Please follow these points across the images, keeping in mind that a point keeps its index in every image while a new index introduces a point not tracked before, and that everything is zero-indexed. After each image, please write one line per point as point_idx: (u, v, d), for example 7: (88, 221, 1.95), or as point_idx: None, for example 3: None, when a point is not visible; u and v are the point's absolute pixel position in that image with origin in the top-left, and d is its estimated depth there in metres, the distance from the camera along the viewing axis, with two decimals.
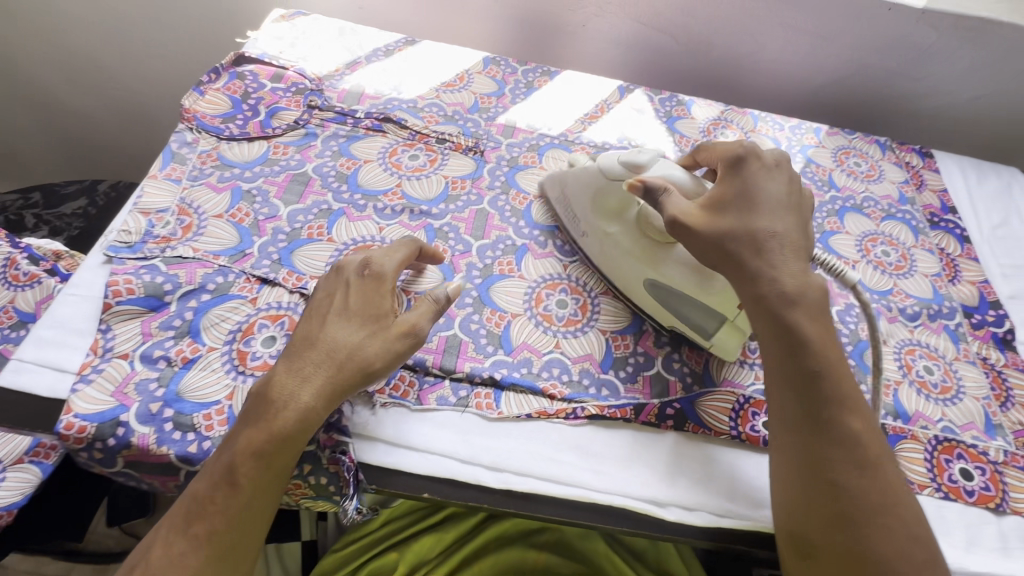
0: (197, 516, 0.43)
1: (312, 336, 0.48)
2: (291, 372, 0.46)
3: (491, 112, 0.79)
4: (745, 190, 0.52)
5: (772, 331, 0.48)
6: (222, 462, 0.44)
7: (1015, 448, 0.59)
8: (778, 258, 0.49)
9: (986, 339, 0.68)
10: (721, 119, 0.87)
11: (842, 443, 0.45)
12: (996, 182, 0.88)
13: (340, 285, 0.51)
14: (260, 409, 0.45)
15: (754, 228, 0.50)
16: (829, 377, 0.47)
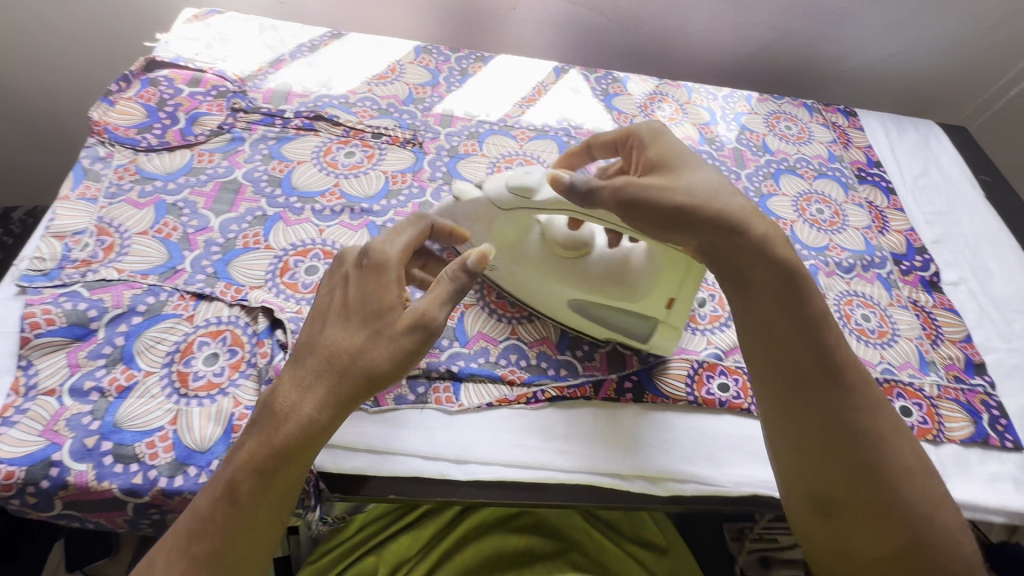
0: (202, 536, 0.40)
1: (315, 342, 0.44)
2: (292, 381, 0.43)
3: (427, 102, 0.77)
4: (652, 161, 0.49)
5: (783, 292, 0.47)
6: (228, 478, 0.41)
7: (947, 382, 0.64)
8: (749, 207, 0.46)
9: (916, 283, 0.73)
10: (656, 93, 0.88)
11: (858, 397, 0.48)
12: (915, 135, 0.93)
13: (341, 284, 0.46)
14: (265, 422, 0.42)
15: (714, 178, 0.47)
16: (835, 334, 0.48)
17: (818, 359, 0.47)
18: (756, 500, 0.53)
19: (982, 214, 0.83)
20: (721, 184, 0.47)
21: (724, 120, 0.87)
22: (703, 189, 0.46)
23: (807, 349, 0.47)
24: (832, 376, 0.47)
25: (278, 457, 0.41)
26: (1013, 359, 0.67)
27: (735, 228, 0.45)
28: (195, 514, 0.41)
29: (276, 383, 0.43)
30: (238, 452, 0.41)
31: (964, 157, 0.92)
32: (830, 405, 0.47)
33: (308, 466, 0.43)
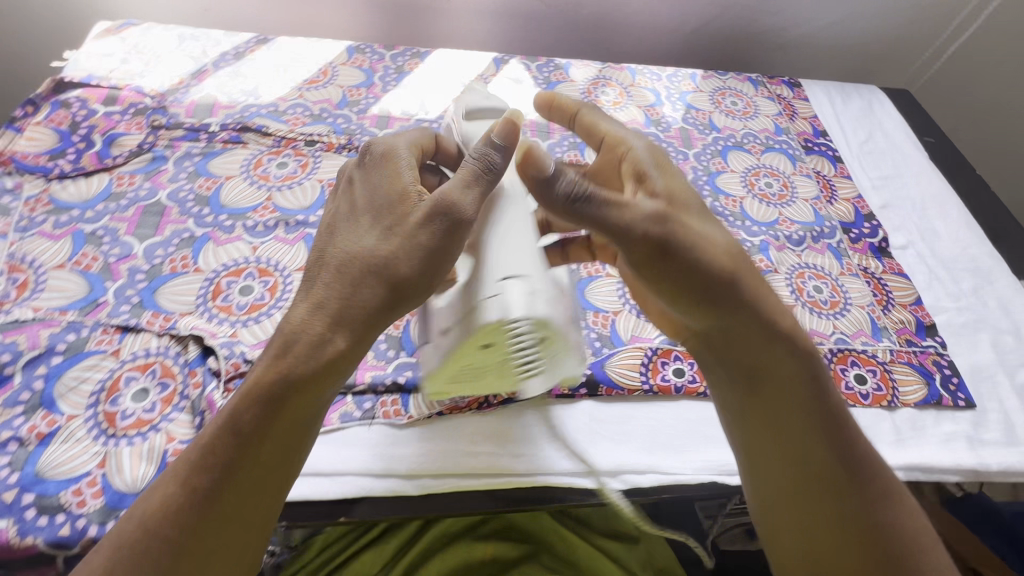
0: (204, 465, 0.39)
1: (324, 251, 0.43)
2: (301, 302, 0.42)
3: (362, 104, 0.75)
4: (659, 190, 0.46)
5: (785, 374, 0.46)
6: (238, 405, 0.40)
7: (899, 346, 0.64)
8: (759, 286, 0.47)
9: (865, 250, 0.73)
10: (600, 78, 0.86)
11: (866, 479, 0.43)
12: (859, 101, 0.94)
13: (350, 190, 0.46)
14: (276, 347, 0.42)
15: (722, 244, 0.46)
16: (845, 417, 0.46)
17: (825, 441, 0.45)
18: (719, 487, 0.53)
19: (927, 175, 0.84)
20: (737, 253, 0.47)
21: (669, 100, 0.86)
22: (729, 253, 0.46)
23: (820, 439, 0.45)
24: (846, 465, 0.44)
25: (290, 383, 0.41)
26: (962, 318, 0.68)
27: (744, 301, 0.46)
28: (199, 443, 0.40)
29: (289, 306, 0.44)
30: (249, 381, 0.41)
31: (907, 120, 0.93)
32: (848, 500, 0.43)
33: (315, 406, 0.43)
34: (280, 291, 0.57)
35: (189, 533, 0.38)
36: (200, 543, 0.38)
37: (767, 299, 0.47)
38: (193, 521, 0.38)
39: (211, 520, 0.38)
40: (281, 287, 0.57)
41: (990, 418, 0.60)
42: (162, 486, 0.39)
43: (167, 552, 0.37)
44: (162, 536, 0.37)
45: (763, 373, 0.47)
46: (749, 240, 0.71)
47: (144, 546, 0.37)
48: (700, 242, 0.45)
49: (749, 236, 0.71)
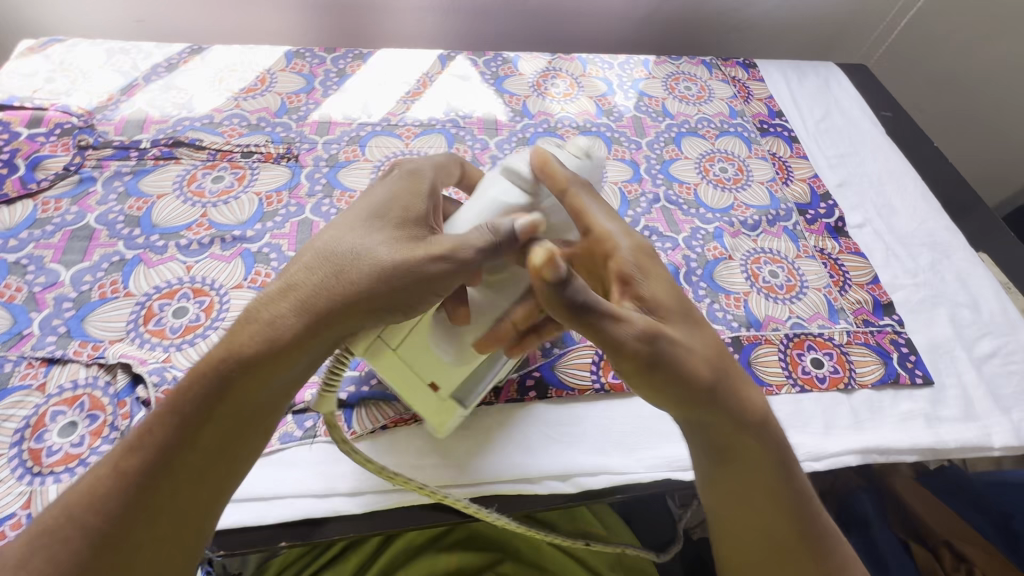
0: (137, 451, 0.39)
1: (322, 243, 0.44)
2: (275, 290, 0.43)
3: (302, 111, 0.72)
4: (644, 297, 0.46)
5: (762, 464, 0.46)
6: (180, 392, 0.40)
7: (856, 327, 0.64)
8: (743, 384, 0.46)
9: (821, 231, 0.72)
10: (550, 70, 0.85)
11: (816, 551, 0.46)
12: (815, 79, 0.93)
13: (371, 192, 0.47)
14: (231, 333, 0.42)
15: (706, 347, 0.45)
16: (807, 496, 0.47)
17: (787, 523, 0.46)
18: (674, 484, 0.52)
19: (885, 151, 0.83)
20: (721, 354, 0.47)
21: (621, 88, 0.85)
22: (711, 362, 0.45)
23: (787, 519, 0.46)
24: (808, 540, 0.46)
25: (233, 372, 0.40)
26: (920, 294, 0.68)
27: (728, 398, 0.45)
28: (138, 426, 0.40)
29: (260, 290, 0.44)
30: (195, 369, 0.41)
31: (864, 96, 0.92)
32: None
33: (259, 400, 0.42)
34: (216, 310, 0.55)
35: (112, 523, 0.38)
36: (122, 533, 0.38)
37: (750, 395, 0.46)
38: (120, 509, 0.38)
39: (139, 508, 0.38)
40: (217, 306, 0.55)
41: (948, 394, 0.60)
42: (95, 470, 0.39)
43: (89, 540, 0.37)
44: (86, 525, 0.37)
45: (744, 462, 0.46)
46: (703, 227, 0.70)
47: (67, 533, 0.37)
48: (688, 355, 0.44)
49: (703, 224, 0.70)
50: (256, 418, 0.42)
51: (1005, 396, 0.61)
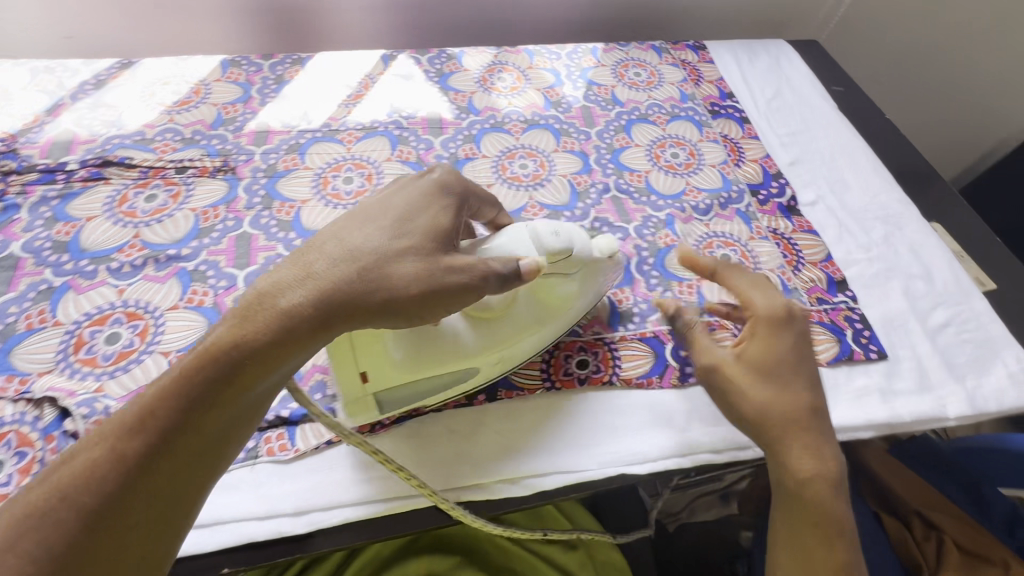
0: (137, 425, 0.34)
1: (344, 232, 0.43)
2: (288, 272, 0.41)
3: (239, 122, 0.70)
4: (751, 351, 0.50)
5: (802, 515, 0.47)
6: (185, 365, 0.36)
7: (810, 306, 0.63)
8: (806, 436, 0.47)
9: (774, 211, 0.71)
10: (495, 64, 0.83)
11: None
12: (766, 58, 0.92)
13: (402, 186, 0.47)
14: (240, 310, 0.39)
15: (779, 402, 0.48)
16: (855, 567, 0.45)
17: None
18: (627, 478, 0.52)
19: (837, 126, 0.83)
20: (804, 411, 0.48)
21: (569, 78, 0.83)
22: (770, 410, 0.48)
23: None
24: None
25: (246, 351, 0.38)
26: (873, 268, 0.68)
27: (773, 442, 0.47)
28: (134, 400, 0.36)
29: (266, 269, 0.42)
30: (203, 343, 0.37)
31: (815, 72, 0.92)
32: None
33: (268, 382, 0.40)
34: (151, 334, 0.53)
35: (110, 505, 0.33)
36: (120, 519, 0.33)
37: (801, 446, 0.47)
38: (119, 491, 0.33)
39: (141, 489, 0.34)
40: (152, 330, 0.53)
41: (903, 366, 0.60)
42: (86, 447, 0.34)
43: (83, 520, 0.32)
44: (82, 506, 0.32)
45: (793, 513, 0.47)
46: (655, 215, 0.69)
47: (57, 515, 0.32)
48: (751, 404, 0.48)
49: (654, 212, 0.69)
50: (266, 400, 0.40)
51: (959, 365, 0.61)
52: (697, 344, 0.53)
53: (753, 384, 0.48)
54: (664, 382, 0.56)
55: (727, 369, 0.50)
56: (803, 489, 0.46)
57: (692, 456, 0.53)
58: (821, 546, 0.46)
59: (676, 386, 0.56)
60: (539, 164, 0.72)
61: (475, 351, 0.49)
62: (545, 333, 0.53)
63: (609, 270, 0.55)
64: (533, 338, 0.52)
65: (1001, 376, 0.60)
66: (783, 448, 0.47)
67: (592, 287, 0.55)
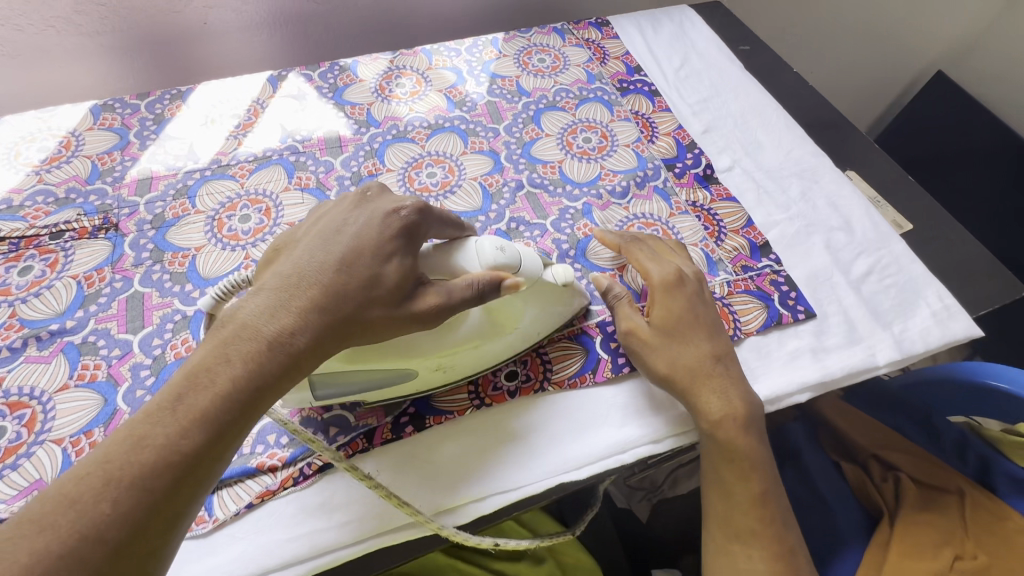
0: (158, 462, 0.32)
1: (326, 277, 0.41)
2: (278, 311, 0.39)
3: (118, 171, 0.65)
4: (659, 313, 0.55)
5: (717, 452, 0.52)
6: (203, 398, 0.35)
7: (736, 275, 0.62)
8: (724, 384, 0.52)
9: (691, 183, 0.70)
10: (392, 70, 0.79)
11: (755, 509, 0.51)
12: (670, 26, 0.90)
13: (375, 224, 0.44)
14: (246, 345, 0.37)
15: (686, 364, 0.52)
16: (760, 481, 0.52)
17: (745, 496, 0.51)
18: (569, 486, 0.50)
19: (745, 87, 0.82)
20: (709, 360, 0.53)
21: (471, 74, 0.80)
22: (684, 366, 0.52)
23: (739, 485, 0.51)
24: (761, 503, 0.51)
25: (262, 384, 0.37)
26: (794, 227, 0.67)
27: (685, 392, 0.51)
28: (140, 435, 0.33)
29: (244, 306, 0.39)
30: (215, 378, 0.35)
31: (719, 34, 0.91)
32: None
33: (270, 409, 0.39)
34: (40, 422, 0.49)
35: (133, 535, 0.31)
36: (145, 549, 0.31)
37: (711, 396, 0.51)
38: (147, 528, 0.31)
39: (161, 515, 0.32)
40: (41, 417, 0.49)
41: (831, 322, 0.60)
42: (101, 488, 0.31)
43: (104, 553, 0.30)
44: (105, 539, 0.30)
45: (713, 455, 0.52)
46: (572, 206, 0.67)
47: (78, 560, 0.29)
48: (659, 364, 0.52)
49: (571, 202, 0.68)
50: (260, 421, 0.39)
51: (884, 312, 0.61)
52: (619, 312, 0.56)
53: (661, 344, 0.53)
54: (598, 377, 0.55)
55: (641, 333, 0.54)
56: (717, 430, 0.51)
57: (631, 451, 0.51)
58: (739, 480, 0.51)
59: (610, 380, 0.55)
60: (448, 170, 0.69)
61: (417, 358, 0.48)
62: (486, 350, 0.52)
63: (563, 297, 0.53)
64: (476, 351, 0.51)
65: (926, 317, 0.61)
66: (696, 403, 0.51)
67: (541, 316, 0.53)
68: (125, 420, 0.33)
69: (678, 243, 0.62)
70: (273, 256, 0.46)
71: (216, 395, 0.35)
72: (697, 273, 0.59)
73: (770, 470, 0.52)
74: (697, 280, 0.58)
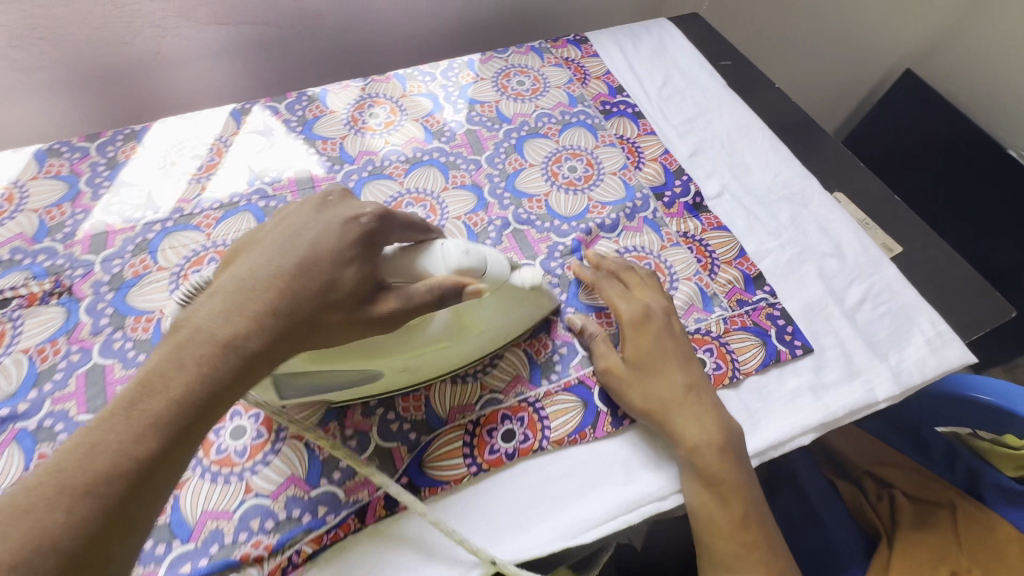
0: (112, 467, 0.32)
1: (282, 280, 0.40)
2: (231, 315, 0.38)
3: (68, 226, 0.60)
4: (631, 353, 0.54)
5: (697, 479, 0.49)
6: (157, 403, 0.34)
7: (732, 311, 0.61)
8: (697, 412, 0.51)
9: (680, 213, 0.69)
10: (364, 99, 0.75)
11: (741, 532, 0.49)
12: (649, 41, 0.88)
13: (334, 230, 0.43)
14: (199, 349, 0.36)
15: (660, 398, 0.51)
16: (743, 504, 0.49)
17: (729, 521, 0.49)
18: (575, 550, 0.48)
19: (729, 106, 0.80)
20: (681, 390, 0.52)
21: (449, 100, 0.77)
22: (646, 403, 0.51)
23: (717, 507, 0.49)
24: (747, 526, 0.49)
25: (218, 387, 0.36)
26: (786, 255, 0.66)
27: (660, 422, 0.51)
28: (94, 443, 0.33)
29: (198, 310, 0.38)
30: (169, 383, 0.35)
31: (700, 49, 0.89)
32: None
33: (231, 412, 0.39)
34: None
35: (86, 544, 0.31)
36: (99, 559, 0.31)
37: (686, 424, 0.50)
38: (103, 534, 0.31)
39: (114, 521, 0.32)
40: None
41: (828, 356, 0.59)
42: (53, 498, 0.31)
43: (58, 562, 0.30)
44: (57, 549, 0.30)
45: (693, 480, 0.49)
46: (560, 242, 0.65)
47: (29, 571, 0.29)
48: (633, 402, 0.51)
49: (560, 238, 0.65)
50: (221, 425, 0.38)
51: (880, 342, 0.61)
52: (595, 350, 0.55)
53: (631, 382, 0.52)
54: (598, 432, 0.53)
55: (613, 372, 0.53)
56: (694, 458, 0.49)
57: (637, 510, 0.49)
58: (719, 505, 0.49)
59: (611, 434, 0.53)
60: (429, 208, 0.66)
61: (384, 356, 0.47)
62: (451, 351, 0.52)
63: (535, 299, 0.53)
64: (441, 353, 0.51)
65: (920, 345, 0.60)
66: (671, 426, 0.50)
67: (513, 319, 0.54)
68: (78, 429, 0.33)
69: (651, 273, 0.60)
70: (230, 258, 0.44)
71: (169, 399, 0.35)
72: (669, 308, 0.57)
73: (753, 493, 0.50)
74: (668, 315, 0.56)
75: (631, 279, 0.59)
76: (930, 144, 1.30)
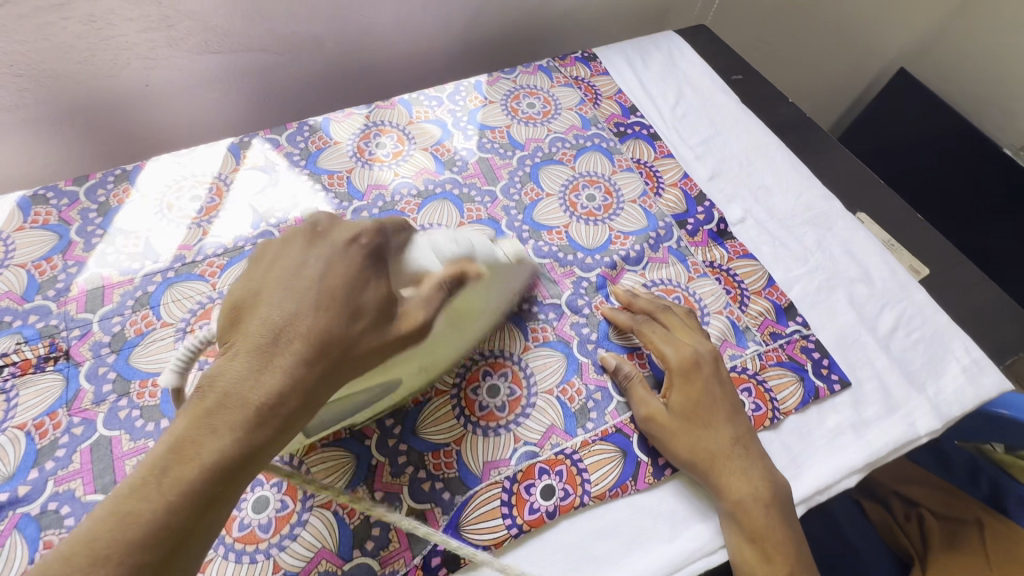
0: (147, 540, 0.30)
1: (305, 326, 0.36)
2: (257, 377, 0.35)
3: (60, 281, 0.56)
4: (677, 402, 0.52)
5: (744, 538, 0.47)
6: (190, 472, 0.32)
7: (766, 346, 0.59)
8: (742, 463, 0.49)
9: (705, 240, 0.66)
10: (370, 127, 0.72)
11: None
12: (659, 56, 0.85)
13: (340, 258, 0.40)
14: (230, 415, 0.34)
15: (708, 450, 0.49)
16: (793, 562, 0.47)
17: None
18: None
19: (745, 124, 0.78)
20: (729, 441, 0.50)
21: (458, 127, 0.73)
22: (694, 452, 0.49)
23: (766, 565, 0.47)
24: None
25: (252, 450, 0.34)
26: (815, 282, 0.65)
27: (707, 474, 0.49)
28: (128, 513, 0.30)
29: (223, 372, 0.35)
30: (200, 450, 0.33)
31: (710, 63, 0.87)
32: None
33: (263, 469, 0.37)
34: None
35: None
36: None
37: (732, 479, 0.48)
38: None
39: None
40: None
41: (866, 390, 0.58)
42: (89, 569, 0.29)
43: None
44: None
45: (739, 537, 0.47)
46: (585, 278, 0.62)
47: None
48: (680, 452, 0.49)
49: (584, 273, 0.63)
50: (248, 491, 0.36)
51: (916, 372, 0.59)
52: (633, 395, 0.53)
53: (678, 432, 0.50)
54: (640, 485, 0.50)
55: (659, 420, 0.51)
56: (740, 513, 0.48)
57: (685, 569, 0.47)
58: (767, 564, 0.47)
59: (652, 485, 0.51)
60: None
61: (406, 366, 0.47)
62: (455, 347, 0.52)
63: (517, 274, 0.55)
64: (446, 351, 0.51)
65: (957, 374, 0.59)
66: (716, 480, 0.49)
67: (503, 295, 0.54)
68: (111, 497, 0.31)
69: (688, 312, 0.58)
70: (230, 310, 0.38)
71: (200, 467, 0.32)
72: (715, 352, 0.55)
73: (799, 549, 0.48)
74: (716, 360, 0.54)
75: (672, 319, 0.57)
76: (922, 140, 1.25)
